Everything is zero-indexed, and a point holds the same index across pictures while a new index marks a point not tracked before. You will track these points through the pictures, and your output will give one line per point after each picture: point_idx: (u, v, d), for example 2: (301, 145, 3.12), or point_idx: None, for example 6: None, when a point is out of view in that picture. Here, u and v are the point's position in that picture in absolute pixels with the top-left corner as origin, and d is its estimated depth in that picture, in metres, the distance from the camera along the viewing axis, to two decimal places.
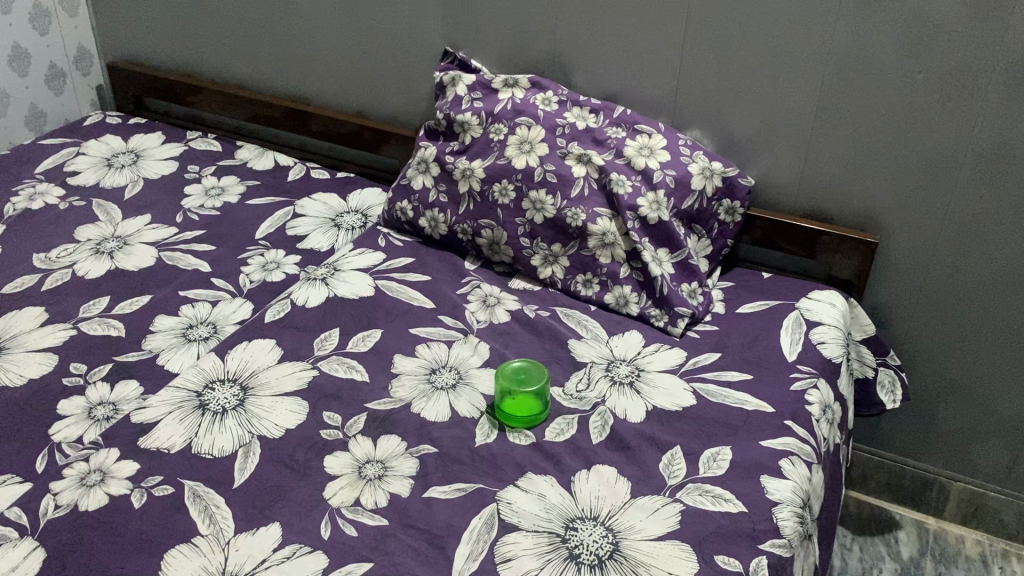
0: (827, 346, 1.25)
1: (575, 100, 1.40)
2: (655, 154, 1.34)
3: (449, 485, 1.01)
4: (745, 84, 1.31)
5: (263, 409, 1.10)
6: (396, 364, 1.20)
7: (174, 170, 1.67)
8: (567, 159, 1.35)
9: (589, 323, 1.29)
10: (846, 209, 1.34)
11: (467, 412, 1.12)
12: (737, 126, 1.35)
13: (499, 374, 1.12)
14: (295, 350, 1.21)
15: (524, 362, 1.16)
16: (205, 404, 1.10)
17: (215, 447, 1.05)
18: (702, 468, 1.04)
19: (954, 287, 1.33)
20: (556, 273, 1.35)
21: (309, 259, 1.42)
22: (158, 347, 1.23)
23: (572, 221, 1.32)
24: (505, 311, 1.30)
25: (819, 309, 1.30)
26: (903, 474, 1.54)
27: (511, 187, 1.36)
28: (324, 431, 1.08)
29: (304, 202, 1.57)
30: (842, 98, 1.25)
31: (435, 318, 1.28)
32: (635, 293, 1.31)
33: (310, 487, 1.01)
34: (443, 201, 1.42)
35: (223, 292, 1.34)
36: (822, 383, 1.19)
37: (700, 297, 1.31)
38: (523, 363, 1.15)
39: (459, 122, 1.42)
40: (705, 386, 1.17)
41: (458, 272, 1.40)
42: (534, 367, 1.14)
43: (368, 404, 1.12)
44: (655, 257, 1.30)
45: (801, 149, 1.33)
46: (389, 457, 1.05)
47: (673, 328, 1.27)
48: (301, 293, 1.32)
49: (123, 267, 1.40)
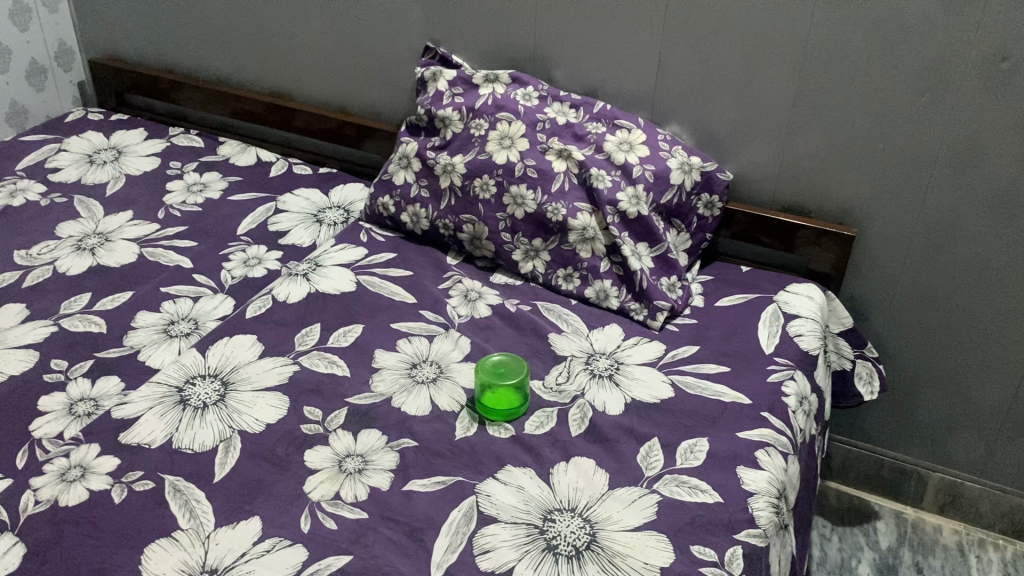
0: (804, 339, 1.26)
1: (556, 96, 1.41)
2: (634, 149, 1.35)
3: (429, 478, 1.02)
4: (724, 80, 1.32)
5: (244, 404, 1.11)
6: (377, 358, 1.20)
7: (156, 166, 1.67)
8: (547, 155, 1.35)
9: (570, 317, 1.30)
10: (824, 203, 1.36)
11: (447, 405, 1.13)
12: (716, 122, 1.36)
13: (479, 368, 1.12)
14: (276, 345, 1.21)
15: (504, 356, 1.16)
16: (185, 400, 1.11)
17: (196, 442, 1.05)
18: (679, 459, 1.05)
19: (930, 280, 1.35)
20: (537, 267, 1.36)
21: (291, 255, 1.43)
22: (139, 343, 1.23)
23: (553, 216, 1.33)
24: (486, 306, 1.31)
25: (797, 302, 1.31)
26: (881, 465, 1.55)
27: (491, 182, 1.36)
28: (304, 426, 1.09)
29: (287, 198, 1.58)
30: (819, 93, 1.27)
31: (416, 313, 1.29)
32: (615, 287, 1.31)
33: (291, 481, 1.01)
34: (424, 196, 1.43)
35: (205, 288, 1.35)
36: (799, 375, 1.20)
37: (678, 291, 1.32)
38: (503, 357, 1.16)
39: (440, 117, 1.42)
40: (683, 379, 1.18)
41: (440, 267, 1.40)
42: (515, 361, 1.15)
43: (348, 399, 1.13)
44: (635, 252, 1.31)
45: (780, 145, 1.34)
46: (369, 451, 1.06)
47: (652, 322, 1.28)
48: (282, 288, 1.32)
49: (105, 264, 1.40)
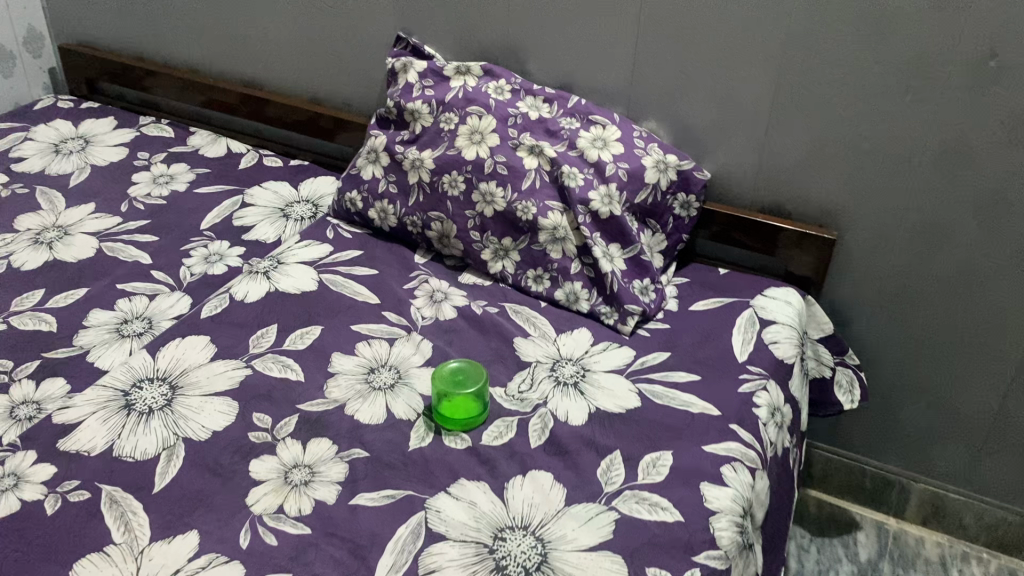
0: (780, 346, 1.21)
1: (529, 89, 1.36)
2: (608, 146, 1.30)
3: (377, 492, 0.98)
4: (701, 74, 1.27)
5: (191, 410, 1.07)
6: (334, 362, 1.16)
7: (123, 157, 1.63)
8: (518, 151, 1.30)
9: (538, 320, 1.25)
10: (805, 204, 1.30)
11: (403, 413, 1.08)
12: (694, 118, 1.31)
13: (436, 377, 1.08)
14: (230, 347, 1.17)
15: (462, 362, 1.12)
16: (131, 404, 1.07)
17: (138, 450, 1.01)
18: (641, 474, 1.01)
19: (914, 285, 1.29)
20: (506, 267, 1.31)
21: (254, 252, 1.38)
22: (89, 343, 1.19)
23: (522, 215, 1.28)
24: (451, 307, 1.26)
25: (774, 307, 1.27)
26: (864, 474, 1.51)
27: (460, 179, 1.31)
28: (252, 434, 1.05)
29: (254, 191, 1.53)
30: (799, 90, 1.21)
31: (378, 315, 1.25)
32: (586, 290, 1.26)
33: (233, 493, 0.97)
34: (392, 191, 1.38)
35: (162, 285, 1.30)
36: (772, 386, 1.15)
37: (652, 294, 1.27)
38: (460, 363, 1.11)
39: (409, 110, 1.37)
40: (651, 388, 1.13)
41: (407, 265, 1.36)
42: (472, 367, 1.11)
43: (300, 405, 1.09)
44: (606, 253, 1.26)
45: (759, 143, 1.28)
46: (318, 461, 1.01)
47: (623, 326, 1.23)
48: (241, 287, 1.28)
49: (61, 259, 1.35)
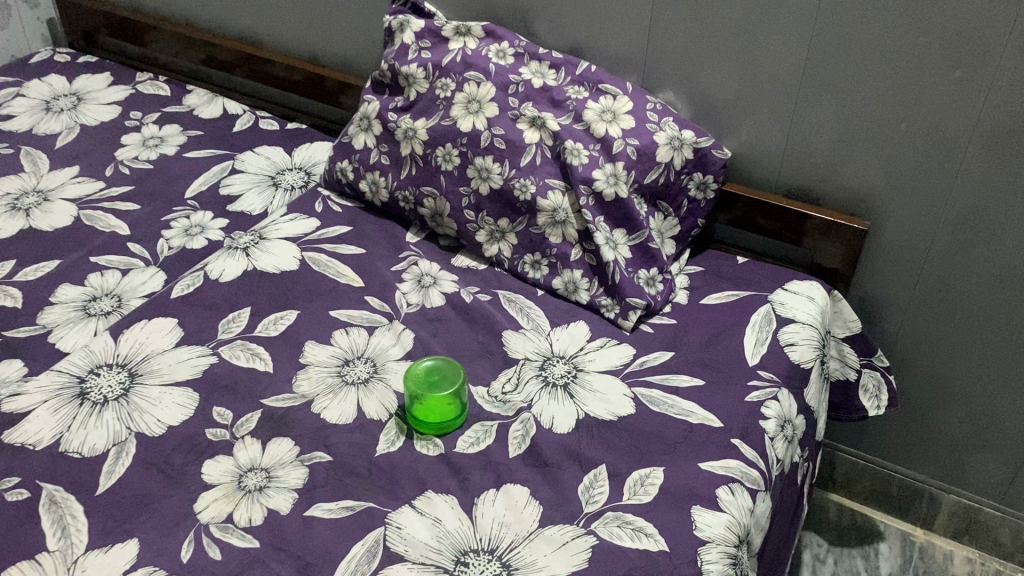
0: (797, 350, 1.09)
1: (534, 52, 1.23)
2: (617, 120, 1.17)
3: (336, 503, 0.90)
4: (721, 42, 1.13)
5: (147, 402, 1.00)
6: (307, 352, 1.07)
7: (115, 116, 1.55)
8: (519, 123, 1.19)
9: (532, 312, 1.15)
10: (835, 189, 1.17)
11: (374, 413, 1.00)
12: (712, 91, 1.18)
13: (408, 377, 0.98)
14: (198, 332, 1.09)
15: (438, 360, 1.02)
16: (85, 393, 1.00)
17: (86, 445, 0.95)
18: (626, 493, 0.91)
19: (953, 283, 1.16)
20: (503, 250, 1.21)
21: (237, 225, 1.30)
22: (53, 321, 1.12)
23: (521, 194, 1.17)
24: (440, 294, 1.17)
25: (794, 304, 1.14)
26: (891, 482, 1.39)
27: (455, 152, 1.21)
28: (209, 431, 0.97)
29: (246, 157, 1.44)
30: (830, 63, 1.07)
31: (360, 300, 1.16)
32: (586, 279, 1.16)
33: (181, 498, 0.90)
34: (384, 163, 1.28)
35: (137, 260, 1.23)
36: (784, 395, 1.04)
37: (659, 285, 1.16)
38: (435, 361, 1.02)
39: (404, 74, 1.26)
40: (648, 394, 1.03)
41: (397, 245, 1.26)
42: (449, 366, 1.01)
43: (264, 400, 1.01)
44: (610, 240, 1.15)
45: (785, 122, 1.15)
46: (276, 465, 0.94)
47: (624, 321, 1.12)
48: (217, 265, 1.20)
49: (36, 228, 1.28)
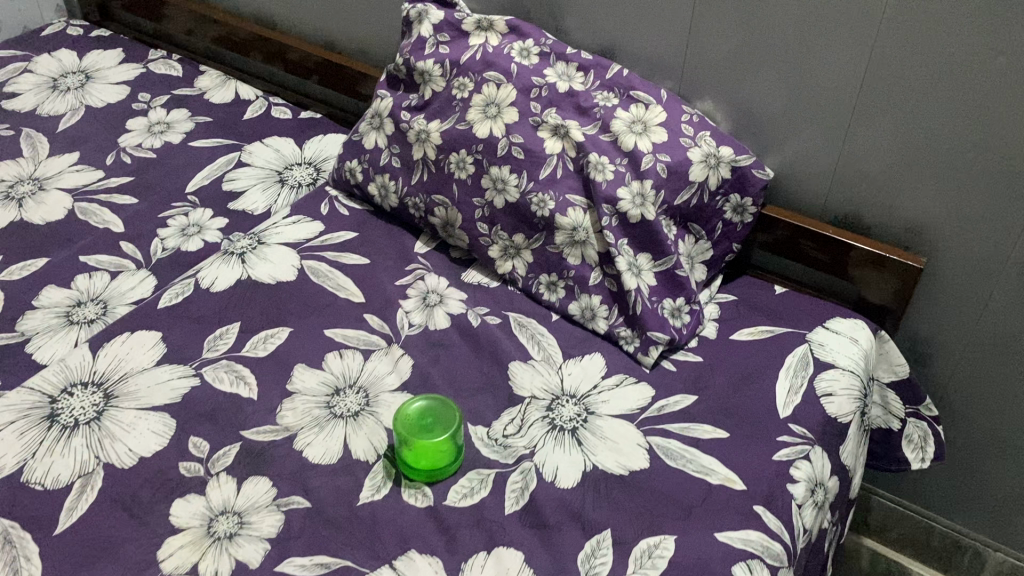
0: (835, 401, 0.98)
1: (561, 53, 1.12)
2: (648, 132, 1.06)
3: (311, 558, 0.82)
4: (768, 50, 1.01)
5: (120, 428, 0.92)
6: (295, 378, 0.99)
7: (123, 97, 1.47)
8: (540, 130, 1.08)
9: (544, 340, 1.05)
10: (889, 218, 1.05)
11: (361, 453, 0.92)
12: (757, 103, 1.06)
13: (399, 421, 0.89)
14: (182, 348, 1.02)
15: (432, 398, 0.93)
16: (55, 415, 0.93)
17: (49, 476, 0.88)
18: (631, 566, 0.81)
19: (1018, 329, 1.03)
20: (517, 268, 1.10)
21: (238, 226, 1.22)
22: (33, 328, 1.05)
23: (538, 209, 1.07)
24: (445, 314, 1.07)
25: (835, 346, 1.03)
26: (931, 533, 1.28)
27: (469, 159, 1.10)
28: (182, 464, 0.90)
29: (254, 148, 1.36)
30: (891, 81, 0.94)
31: (359, 318, 1.07)
32: (605, 306, 1.05)
33: (144, 543, 0.83)
34: (394, 166, 1.18)
35: (129, 261, 1.15)
36: (817, 454, 0.93)
37: (685, 317, 1.05)
38: (428, 401, 0.93)
39: (419, 70, 1.16)
40: (664, 445, 0.93)
41: (405, 255, 1.16)
42: (443, 408, 0.92)
43: (245, 432, 0.93)
44: (633, 265, 1.04)
45: (836, 142, 1.03)
46: (250, 509, 0.86)
47: (643, 357, 1.02)
48: (209, 272, 1.12)
49: (28, 220, 1.22)
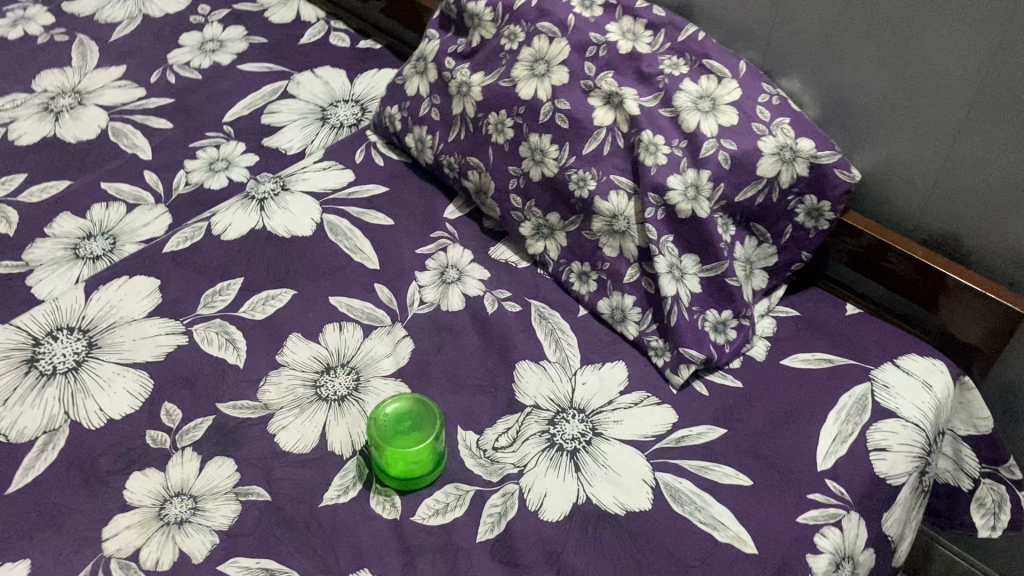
0: (888, 459, 0.83)
1: (630, 6, 0.96)
2: (715, 111, 0.89)
3: (257, 561, 0.75)
4: (867, 30, 0.82)
5: (95, 384, 0.87)
6: (287, 349, 0.92)
7: (182, 8, 1.39)
8: (591, 97, 0.94)
9: (564, 339, 0.93)
10: (993, 246, 0.86)
11: (336, 447, 0.84)
12: (851, 89, 0.88)
13: (373, 432, 0.80)
14: (177, 301, 0.95)
15: (404, 399, 0.84)
16: (34, 359, 0.89)
17: (15, 428, 0.84)
18: None
19: None
20: (549, 251, 0.99)
21: (267, 165, 1.13)
22: (38, 259, 1.01)
23: (576, 188, 0.94)
24: (460, 295, 0.97)
25: (904, 389, 0.87)
26: None
27: (509, 122, 0.97)
28: (150, 433, 0.84)
29: (302, 78, 1.26)
30: (1015, 92, 0.75)
31: (367, 287, 0.98)
32: (637, 309, 0.93)
33: (91, 517, 0.78)
34: (433, 118, 1.06)
35: (148, 194, 1.09)
36: (853, 521, 0.79)
37: (731, 333, 0.91)
38: (402, 403, 0.84)
39: (469, 12, 1.03)
40: (674, 485, 0.81)
41: (433, 219, 1.06)
42: (422, 410, 0.83)
43: (221, 405, 0.87)
44: (675, 267, 0.90)
45: (940, 149, 0.84)
46: (207, 494, 0.80)
47: (672, 375, 0.89)
48: (223, 217, 1.04)
49: (59, 137, 1.17)
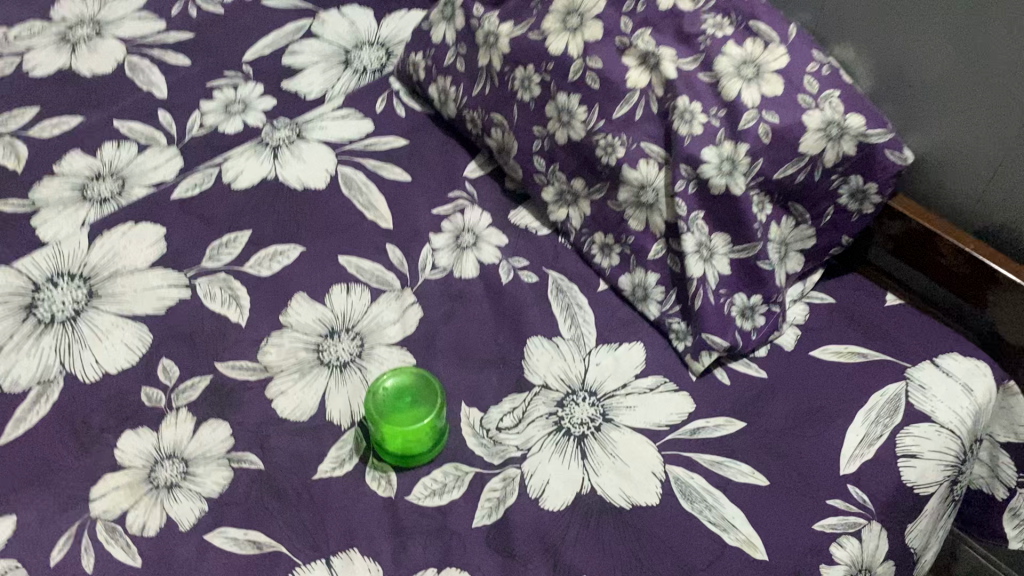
0: (917, 467, 0.78)
1: None
2: (759, 80, 0.81)
3: (245, 533, 0.73)
4: None
5: (93, 335, 0.84)
6: (292, 309, 0.88)
7: None
8: (625, 57, 0.86)
9: (580, 315, 0.89)
10: None
11: (335, 416, 0.81)
12: (913, 64, 0.80)
13: (371, 408, 0.77)
14: (182, 251, 0.92)
15: (404, 375, 0.80)
16: (33, 306, 0.86)
17: (9, 377, 0.82)
18: None
19: None
20: (571, 219, 0.93)
21: (284, 111, 1.09)
22: (45, 199, 0.98)
23: (604, 154, 0.87)
24: (474, 262, 0.92)
25: (942, 393, 0.81)
26: None
27: (536, 79, 0.91)
28: (145, 390, 0.82)
29: (327, 16, 1.20)
30: None
31: (379, 247, 0.93)
32: (660, 288, 0.87)
33: (80, 476, 0.76)
34: (458, 69, 1.00)
35: (161, 135, 1.05)
36: (873, 531, 0.75)
37: (759, 319, 0.85)
38: (402, 379, 0.80)
39: None
40: (684, 480, 0.76)
41: (452, 177, 1.01)
42: (423, 388, 0.80)
43: (219, 364, 0.84)
44: (704, 246, 0.84)
45: (1003, 137, 0.76)
46: (199, 459, 0.77)
47: (693, 362, 0.84)
48: (235, 164, 0.99)
49: (74, 70, 1.13)
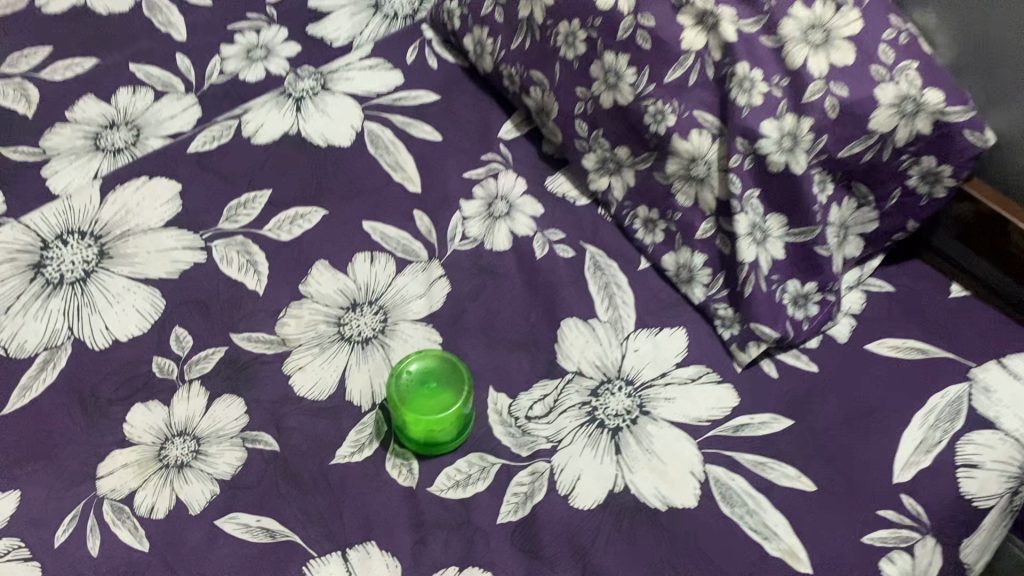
0: (978, 478, 0.72)
1: None
2: (829, 46, 0.72)
3: (257, 520, 0.69)
4: None
5: (102, 298, 0.80)
6: (313, 277, 0.83)
7: None
8: (680, 14, 0.76)
9: (619, 295, 0.83)
10: None
11: (356, 396, 0.76)
12: (1010, 35, 0.71)
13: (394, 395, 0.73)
14: (198, 210, 0.87)
15: (430, 359, 0.76)
16: (41, 264, 0.81)
17: (15, 340, 0.78)
18: None
19: None
20: (613, 189, 0.87)
21: (309, 58, 1.02)
22: (56, 148, 0.93)
23: (653, 122, 0.79)
24: (507, 233, 0.87)
25: (1009, 397, 0.74)
26: None
27: (581, 36, 0.83)
28: (157, 360, 0.78)
29: None
30: None
31: (406, 213, 0.87)
32: (707, 269, 0.81)
33: (87, 450, 0.73)
34: (496, 20, 0.92)
35: (178, 81, 0.99)
36: (926, 545, 0.70)
37: (812, 308, 0.78)
38: (428, 364, 0.76)
39: None
40: (725, 482, 0.72)
41: (486, 137, 0.94)
42: (450, 373, 0.75)
43: (235, 335, 0.80)
44: (758, 228, 0.77)
45: None
46: (210, 437, 0.74)
47: (738, 352, 0.79)
48: (255, 116, 0.93)
49: (89, 7, 1.07)
